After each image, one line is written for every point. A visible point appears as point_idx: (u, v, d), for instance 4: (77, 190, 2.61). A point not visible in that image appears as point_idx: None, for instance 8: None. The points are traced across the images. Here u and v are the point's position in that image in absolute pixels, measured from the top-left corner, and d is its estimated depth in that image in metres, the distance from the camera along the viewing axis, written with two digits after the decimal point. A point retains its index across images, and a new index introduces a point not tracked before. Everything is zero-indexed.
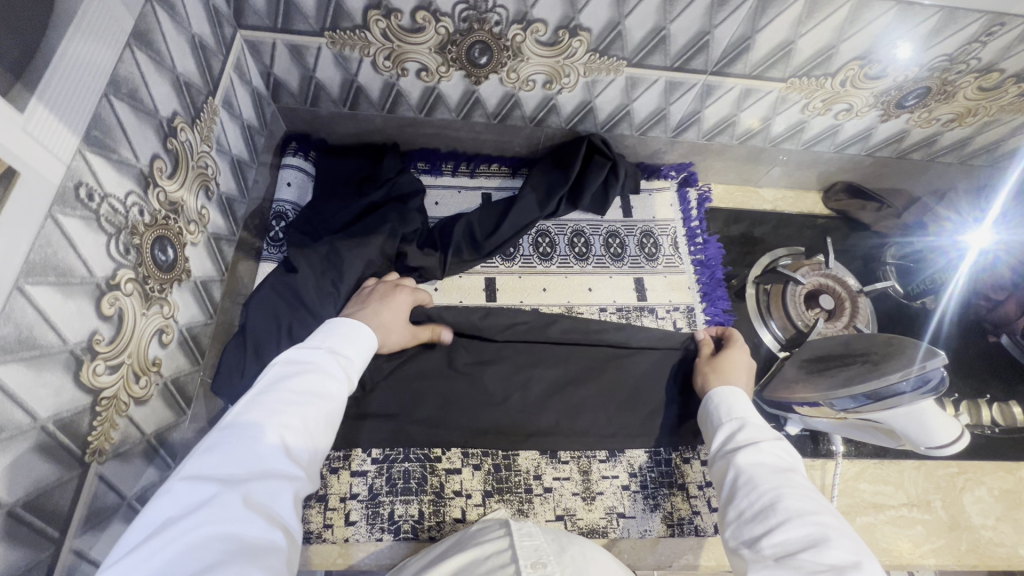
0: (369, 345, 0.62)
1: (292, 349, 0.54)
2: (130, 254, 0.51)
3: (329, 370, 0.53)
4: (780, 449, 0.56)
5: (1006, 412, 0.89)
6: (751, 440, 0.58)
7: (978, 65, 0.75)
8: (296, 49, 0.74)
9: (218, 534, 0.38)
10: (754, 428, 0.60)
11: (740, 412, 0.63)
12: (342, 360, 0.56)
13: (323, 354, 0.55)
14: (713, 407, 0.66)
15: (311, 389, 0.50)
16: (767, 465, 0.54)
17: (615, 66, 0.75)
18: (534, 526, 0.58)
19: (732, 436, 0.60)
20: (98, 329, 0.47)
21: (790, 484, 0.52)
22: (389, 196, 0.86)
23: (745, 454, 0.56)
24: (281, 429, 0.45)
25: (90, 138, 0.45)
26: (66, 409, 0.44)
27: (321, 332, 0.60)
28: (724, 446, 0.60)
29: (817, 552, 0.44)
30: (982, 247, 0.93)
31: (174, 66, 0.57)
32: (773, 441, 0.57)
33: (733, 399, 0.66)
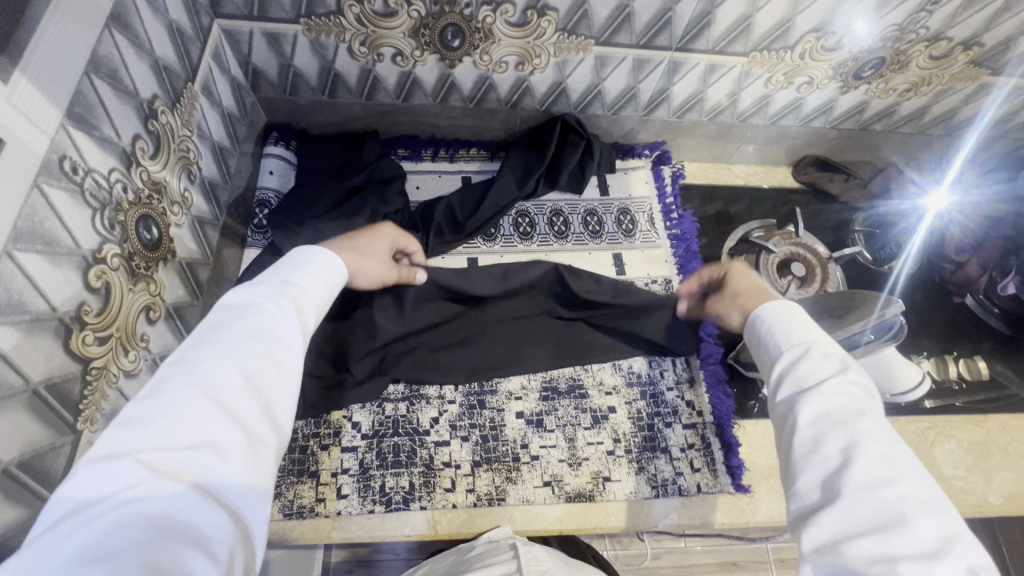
0: (324, 282, 0.55)
1: (229, 295, 0.48)
2: (115, 230, 0.53)
3: (275, 314, 0.47)
4: (849, 386, 0.45)
5: (971, 366, 0.93)
6: (812, 374, 0.48)
7: (928, 34, 0.79)
8: (273, 37, 0.76)
9: (139, 512, 0.33)
10: (820, 356, 0.49)
11: (801, 337, 0.52)
12: (294, 302, 0.51)
13: (267, 295, 0.49)
14: (765, 332, 0.55)
15: (252, 336, 0.44)
16: (837, 409, 0.44)
17: (584, 45, 0.78)
18: (541, 551, 0.62)
19: (790, 369, 0.49)
20: (86, 300, 0.49)
21: (866, 440, 0.41)
22: (371, 180, 0.88)
23: (806, 399, 0.46)
24: (212, 386, 0.40)
25: (73, 114, 0.47)
26: (57, 374, 0.46)
27: (273, 271, 0.54)
28: (778, 384, 0.50)
29: (887, 542, 0.37)
30: (938, 210, 1.01)
31: (153, 50, 0.58)
32: (838, 376, 0.46)
33: (785, 320, 0.54)
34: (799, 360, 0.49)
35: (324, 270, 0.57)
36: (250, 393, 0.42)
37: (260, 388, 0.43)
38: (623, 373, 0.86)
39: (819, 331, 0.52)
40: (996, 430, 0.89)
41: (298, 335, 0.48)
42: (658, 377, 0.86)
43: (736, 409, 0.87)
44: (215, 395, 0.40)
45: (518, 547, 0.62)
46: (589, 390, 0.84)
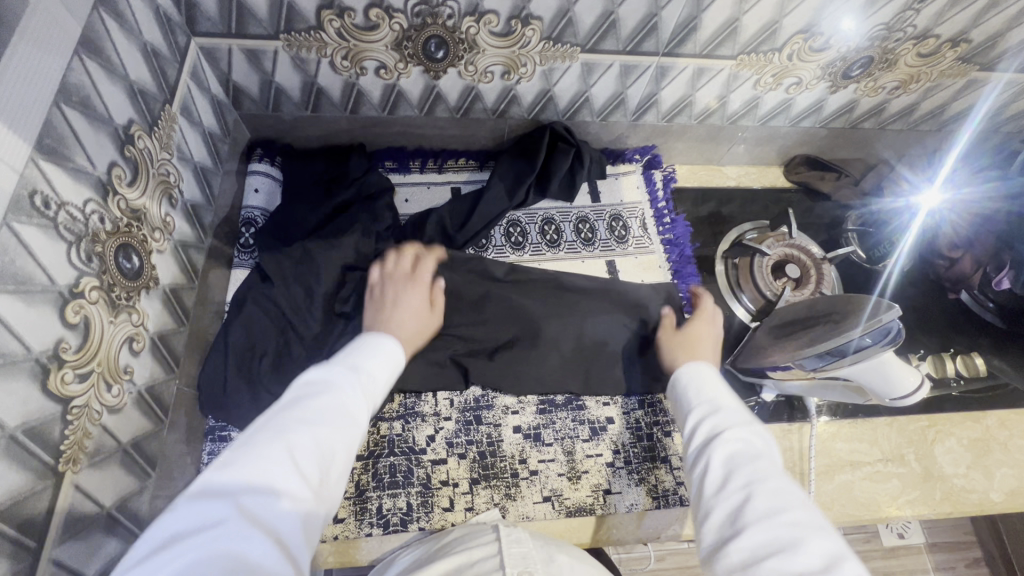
0: (388, 361, 0.56)
1: (313, 367, 0.49)
2: (93, 262, 0.51)
3: (350, 388, 0.49)
4: (751, 436, 0.50)
5: (969, 364, 0.92)
6: (718, 421, 0.53)
7: (915, 31, 0.78)
8: (252, 54, 0.74)
9: (219, 556, 0.33)
10: (725, 408, 0.54)
11: (709, 395, 0.57)
12: (364, 376, 0.52)
13: (347, 369, 0.50)
14: (682, 389, 0.60)
15: (333, 406, 0.46)
16: (744, 448, 0.49)
17: (570, 53, 0.77)
18: (522, 532, 0.58)
19: (701, 416, 0.54)
20: (64, 337, 0.47)
21: (763, 478, 0.46)
22: (358, 195, 0.87)
23: (714, 441, 0.51)
24: (294, 444, 0.41)
25: (43, 146, 0.45)
26: (35, 418, 0.44)
27: (352, 348, 0.56)
28: (691, 435, 0.54)
29: (786, 562, 0.39)
30: (931, 208, 0.98)
31: (127, 74, 0.57)
32: (741, 427, 0.51)
33: (697, 377, 0.60)
34: (709, 411, 0.55)
35: (385, 345, 0.58)
36: (323, 458, 0.42)
37: (331, 453, 0.43)
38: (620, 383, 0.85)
39: (727, 394, 0.57)
40: (994, 426, 0.89)
41: (364, 413, 0.49)
42: None
43: None
44: (295, 454, 0.41)
45: (499, 529, 0.59)
46: (587, 401, 0.83)
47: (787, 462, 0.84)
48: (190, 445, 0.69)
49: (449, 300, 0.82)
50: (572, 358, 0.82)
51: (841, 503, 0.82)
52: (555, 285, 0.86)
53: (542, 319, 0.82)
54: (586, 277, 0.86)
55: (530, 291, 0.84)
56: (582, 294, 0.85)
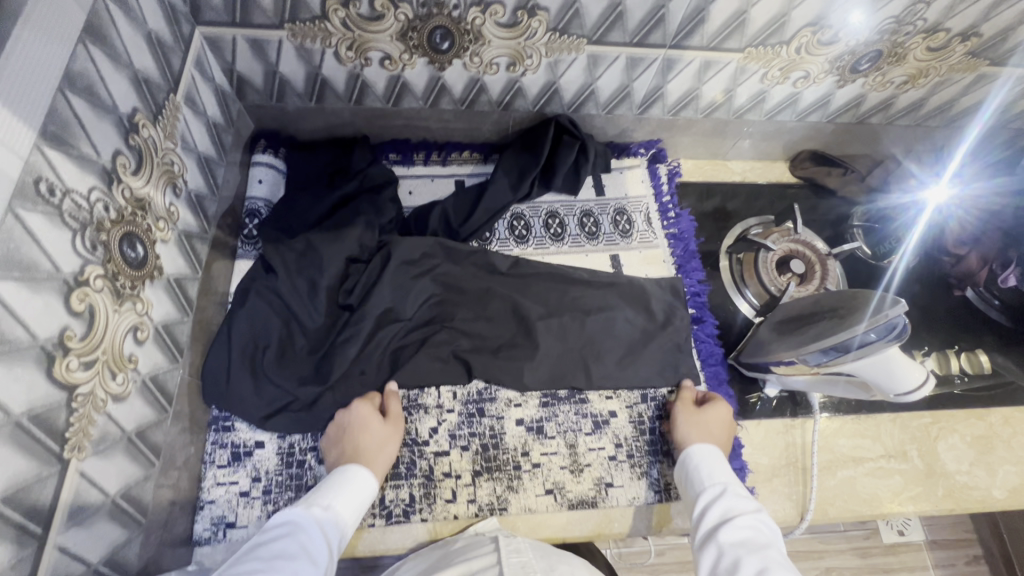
0: (354, 498, 0.65)
1: (277, 515, 0.61)
2: (97, 251, 0.51)
3: (314, 539, 0.58)
4: (756, 522, 0.61)
5: (974, 361, 0.92)
6: (729, 512, 0.62)
7: (925, 25, 0.77)
8: (257, 44, 0.74)
9: None
10: (735, 500, 0.64)
11: (719, 477, 0.68)
12: (324, 515, 0.61)
13: (304, 515, 0.60)
14: (694, 472, 0.70)
15: (287, 550, 0.55)
16: (753, 539, 0.58)
17: (576, 45, 0.77)
18: (523, 542, 0.62)
19: (713, 505, 0.64)
20: (69, 324, 0.47)
21: (772, 565, 0.54)
22: (362, 187, 0.86)
23: (727, 528, 0.60)
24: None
25: (48, 133, 0.45)
26: (40, 404, 0.44)
27: (324, 487, 0.65)
28: (704, 521, 0.63)
29: None
30: (938, 205, 0.98)
31: (132, 62, 0.57)
32: (750, 515, 0.61)
33: (708, 461, 0.70)
34: (719, 500, 0.64)
35: (364, 488, 0.66)
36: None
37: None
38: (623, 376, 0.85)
39: (735, 481, 0.68)
40: (998, 423, 0.89)
41: (320, 549, 0.57)
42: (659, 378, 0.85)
43: (738, 409, 0.87)
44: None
45: (502, 540, 0.62)
46: (590, 395, 0.83)
47: (790, 457, 0.84)
48: (193, 435, 0.69)
49: (454, 293, 0.84)
50: (575, 351, 0.83)
51: (843, 499, 0.82)
52: (558, 279, 0.87)
53: (544, 314, 0.84)
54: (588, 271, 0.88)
55: (533, 286, 0.86)
56: (585, 289, 0.88)
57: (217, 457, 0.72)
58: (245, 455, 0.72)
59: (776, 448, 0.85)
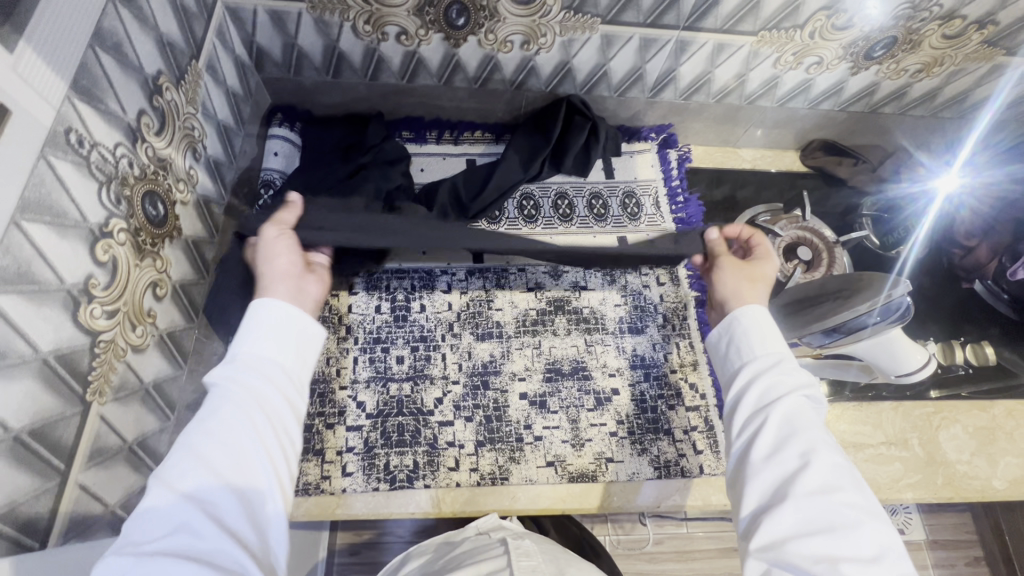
0: (305, 340, 0.54)
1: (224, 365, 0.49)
2: (121, 205, 0.53)
3: (245, 401, 0.47)
4: (804, 402, 0.52)
5: (978, 352, 0.92)
6: (781, 384, 0.54)
7: (941, 11, 0.77)
8: (277, 15, 0.75)
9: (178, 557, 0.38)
10: (793, 371, 0.55)
11: (769, 349, 0.57)
12: (280, 371, 0.51)
13: (256, 373, 0.49)
14: (743, 329, 0.59)
15: (254, 412, 0.47)
16: (799, 413, 0.51)
17: (590, 24, 0.77)
18: (531, 546, 0.63)
19: (756, 381, 0.55)
20: (94, 274, 0.49)
21: (819, 451, 0.49)
22: (375, 161, 0.88)
23: (777, 404, 0.52)
24: (218, 457, 0.44)
25: (78, 88, 0.47)
26: (66, 345, 0.46)
27: (253, 331, 0.52)
28: (746, 385, 0.56)
29: (833, 544, 0.43)
30: (949, 193, 1.00)
31: (157, 25, 0.58)
32: (796, 395, 0.53)
33: (758, 329, 0.59)
34: (769, 371, 0.55)
35: (304, 331, 0.54)
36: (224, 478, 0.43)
37: (250, 459, 0.45)
38: (627, 356, 0.86)
39: (787, 352, 0.57)
40: (1001, 416, 0.89)
41: (289, 409, 0.50)
42: (662, 358, 0.86)
43: None
44: (224, 462, 0.44)
45: (508, 542, 0.64)
46: (593, 373, 0.84)
47: None
48: (206, 394, 0.71)
49: None
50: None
51: None
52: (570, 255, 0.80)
53: None
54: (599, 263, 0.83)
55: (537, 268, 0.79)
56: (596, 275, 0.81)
57: None
58: None
59: None
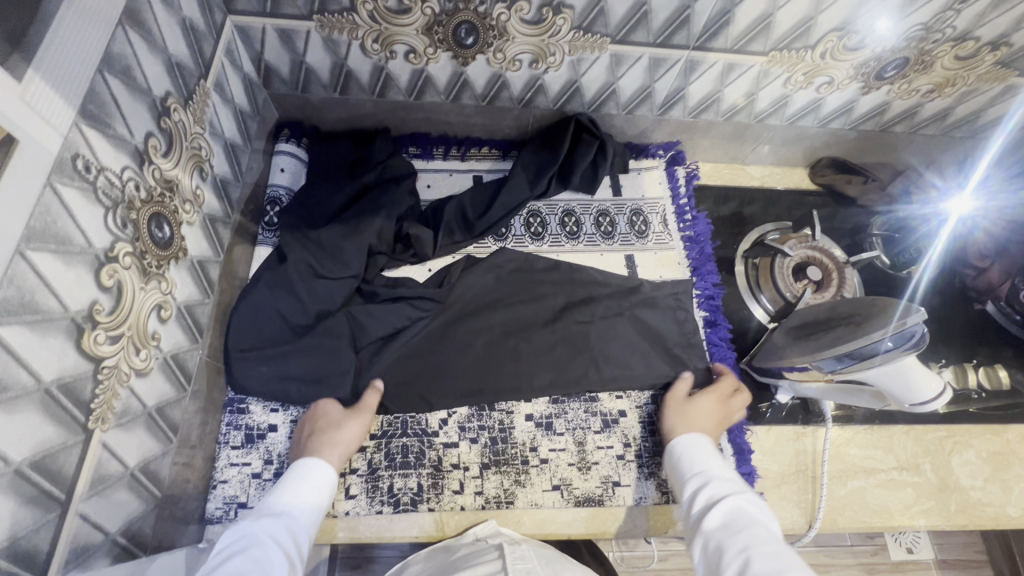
0: (312, 498, 0.63)
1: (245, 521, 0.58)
2: (127, 229, 0.53)
3: (263, 540, 0.55)
4: (745, 501, 0.60)
5: (992, 375, 0.90)
6: (724, 495, 0.61)
7: (954, 33, 0.77)
8: (285, 33, 0.75)
9: None
10: (736, 486, 0.63)
11: (700, 466, 0.68)
12: (291, 520, 0.60)
13: (271, 519, 0.58)
14: (683, 464, 0.70)
15: (260, 550, 0.54)
16: (744, 518, 0.57)
17: (599, 44, 0.77)
18: (527, 549, 0.63)
19: (700, 492, 0.63)
20: (98, 299, 0.49)
21: (757, 542, 0.54)
22: (381, 178, 0.88)
23: (724, 513, 0.59)
24: None
25: (86, 112, 0.46)
26: (69, 373, 0.46)
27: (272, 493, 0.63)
28: (693, 508, 0.63)
29: None
30: (961, 215, 0.99)
31: (166, 47, 0.58)
32: (736, 496, 0.61)
33: (694, 452, 0.70)
34: (707, 483, 0.64)
35: (321, 489, 0.65)
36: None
37: None
38: None
39: (732, 473, 0.66)
40: (1015, 440, 0.88)
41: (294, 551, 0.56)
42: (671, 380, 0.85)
43: (749, 414, 0.86)
44: None
45: (504, 546, 0.63)
46: (600, 394, 0.83)
47: (800, 465, 0.84)
48: (208, 414, 0.71)
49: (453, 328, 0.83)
50: (580, 355, 0.83)
51: (853, 509, 0.81)
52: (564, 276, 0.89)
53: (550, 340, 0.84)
54: (599, 272, 0.89)
55: (543, 293, 0.87)
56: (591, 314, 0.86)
57: (230, 439, 0.73)
58: (258, 437, 0.73)
59: (785, 454, 0.84)
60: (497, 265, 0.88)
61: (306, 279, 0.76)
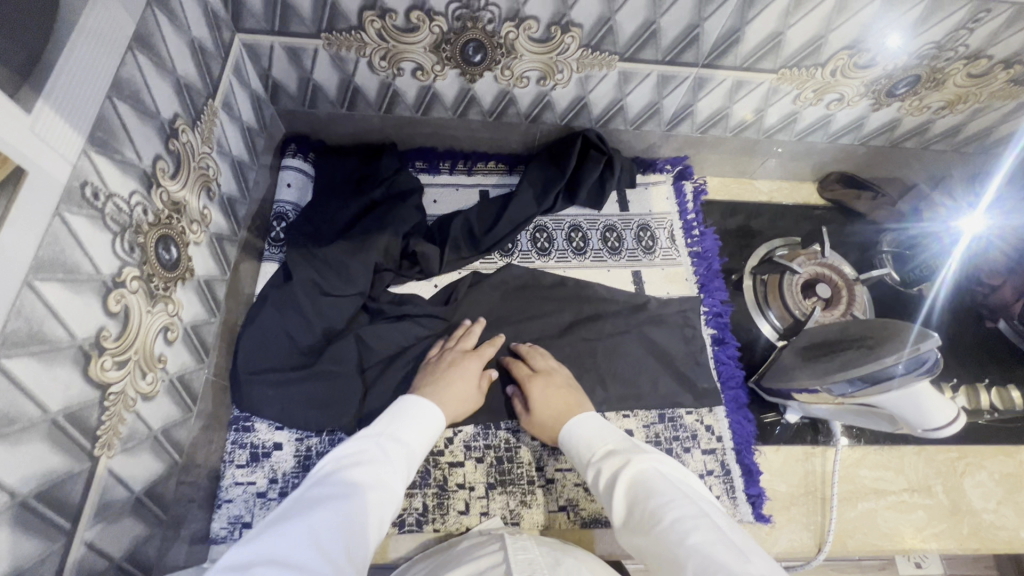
0: (422, 432, 0.64)
1: (349, 441, 0.58)
2: (134, 253, 0.52)
3: (366, 470, 0.55)
4: (640, 464, 0.57)
5: (1004, 396, 0.87)
6: (618, 470, 0.58)
7: (967, 51, 0.76)
8: (293, 51, 0.75)
9: None
10: (623, 455, 0.59)
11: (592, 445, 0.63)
12: (398, 446, 0.60)
13: (378, 444, 0.59)
14: (577, 449, 0.65)
15: (362, 479, 0.54)
16: (645, 491, 0.54)
17: (607, 61, 0.77)
18: (528, 539, 0.60)
19: (602, 470, 0.59)
20: (106, 325, 0.48)
21: (662, 514, 0.50)
22: (388, 194, 0.87)
23: (628, 489, 0.55)
24: (329, 518, 0.48)
25: (95, 139, 0.46)
26: (76, 403, 0.45)
27: (384, 417, 0.64)
28: (601, 491, 0.59)
29: None
30: (975, 233, 0.95)
31: (175, 69, 0.58)
32: (627, 465, 0.57)
33: (585, 433, 0.66)
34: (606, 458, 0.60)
35: (428, 424, 0.66)
36: (350, 528, 0.48)
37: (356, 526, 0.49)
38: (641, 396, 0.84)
39: (621, 440, 0.63)
40: None
41: (395, 487, 0.56)
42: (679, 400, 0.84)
43: (757, 433, 0.85)
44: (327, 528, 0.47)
45: (505, 537, 0.61)
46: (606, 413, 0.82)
47: (809, 486, 0.83)
48: (214, 433, 0.71)
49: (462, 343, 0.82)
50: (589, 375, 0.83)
51: (864, 532, 0.80)
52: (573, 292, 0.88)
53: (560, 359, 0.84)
54: (606, 288, 0.89)
55: (552, 312, 0.87)
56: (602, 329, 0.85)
57: (235, 457, 0.73)
58: (263, 455, 0.73)
59: (795, 475, 0.83)
60: (505, 283, 0.88)
61: (312, 298, 0.75)
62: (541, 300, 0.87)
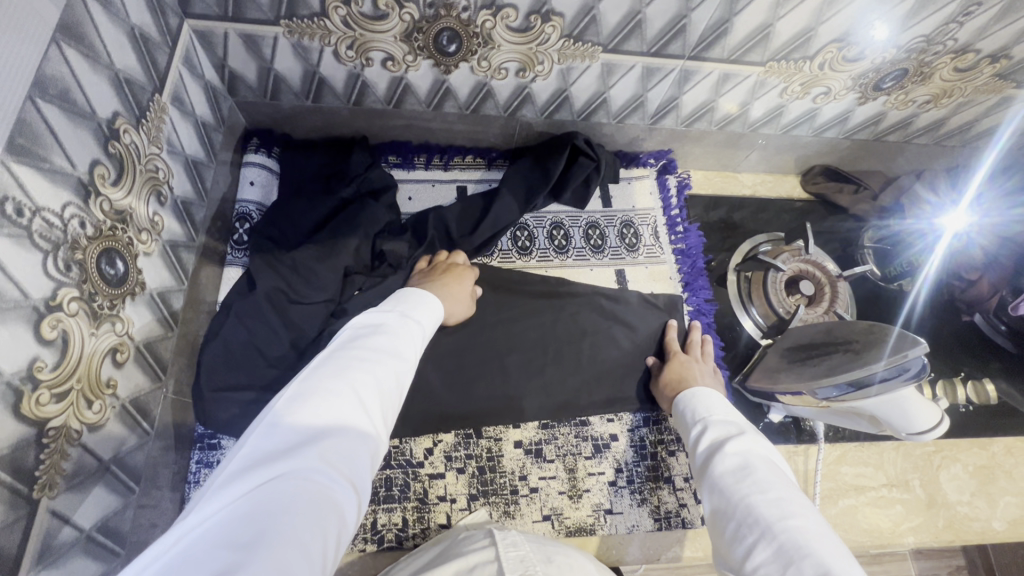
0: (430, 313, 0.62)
1: (367, 312, 0.55)
2: (72, 271, 0.47)
3: (387, 341, 0.52)
4: (749, 443, 0.55)
5: (980, 391, 0.90)
6: (724, 435, 0.57)
7: (955, 45, 0.74)
8: (250, 39, 0.69)
9: (300, 479, 0.37)
10: (738, 428, 0.58)
11: (704, 414, 0.63)
12: (414, 323, 0.57)
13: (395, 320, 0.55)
14: (686, 410, 0.66)
15: (383, 347, 0.51)
16: (743, 460, 0.52)
17: (590, 52, 0.72)
18: (518, 535, 0.58)
19: (709, 434, 0.59)
20: (40, 355, 0.44)
21: (765, 482, 0.49)
22: (360, 192, 0.82)
23: (728, 452, 0.54)
24: (354, 383, 0.45)
25: (15, 147, 0.41)
26: (5, 445, 0.41)
27: (398, 299, 0.61)
28: (699, 452, 0.58)
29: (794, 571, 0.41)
30: (956, 231, 0.94)
31: (112, 62, 0.52)
32: (737, 437, 0.56)
33: (701, 403, 0.65)
34: (717, 428, 0.59)
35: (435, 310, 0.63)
36: (383, 390, 0.47)
37: (382, 391, 0.47)
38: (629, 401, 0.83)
39: (738, 416, 0.62)
40: (1000, 453, 0.89)
41: (413, 358, 0.54)
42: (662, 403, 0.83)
43: None
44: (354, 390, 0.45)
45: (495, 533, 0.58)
46: (591, 418, 0.80)
47: None
48: (176, 453, 0.66)
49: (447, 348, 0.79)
50: (574, 377, 0.81)
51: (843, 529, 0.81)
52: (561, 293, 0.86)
53: (545, 362, 0.81)
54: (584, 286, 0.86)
55: (536, 313, 0.84)
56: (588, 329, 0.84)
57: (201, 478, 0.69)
58: None
59: None
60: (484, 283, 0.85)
61: (278, 307, 0.71)
62: (527, 300, 0.84)
